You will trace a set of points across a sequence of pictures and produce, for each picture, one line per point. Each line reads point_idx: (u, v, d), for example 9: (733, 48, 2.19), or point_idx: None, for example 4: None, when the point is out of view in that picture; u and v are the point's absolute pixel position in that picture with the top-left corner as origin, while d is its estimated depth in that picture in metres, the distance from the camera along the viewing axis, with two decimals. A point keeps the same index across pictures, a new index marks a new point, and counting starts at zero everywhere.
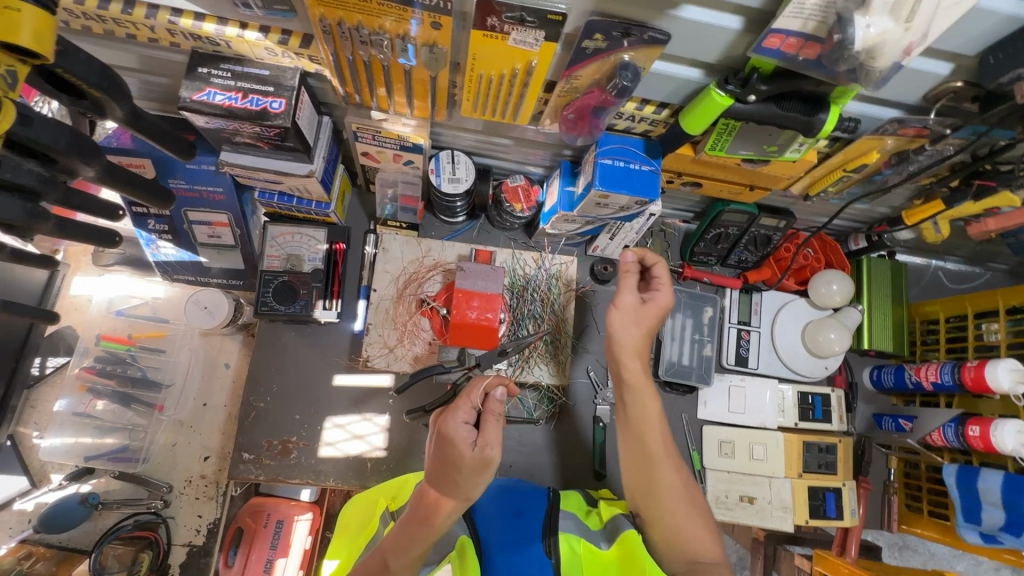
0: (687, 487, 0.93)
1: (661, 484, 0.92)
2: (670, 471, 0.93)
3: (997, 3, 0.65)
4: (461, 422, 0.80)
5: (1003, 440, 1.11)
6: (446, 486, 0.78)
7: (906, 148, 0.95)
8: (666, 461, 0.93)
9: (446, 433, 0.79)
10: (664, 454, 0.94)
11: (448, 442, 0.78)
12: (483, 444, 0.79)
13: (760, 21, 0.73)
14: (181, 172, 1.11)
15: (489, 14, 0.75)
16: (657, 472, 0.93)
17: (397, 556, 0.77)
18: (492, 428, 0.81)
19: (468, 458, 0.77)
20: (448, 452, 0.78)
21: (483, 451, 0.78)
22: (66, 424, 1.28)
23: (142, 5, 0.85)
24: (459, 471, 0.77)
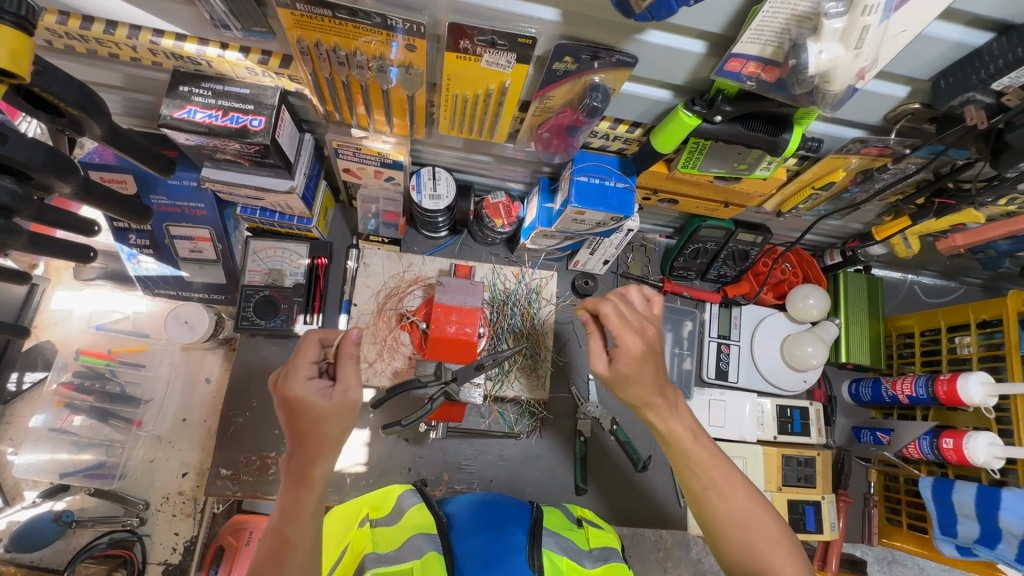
0: (756, 513, 0.82)
1: (721, 518, 0.82)
2: (733, 497, 0.83)
3: (943, 31, 0.68)
4: (307, 379, 0.73)
5: (976, 452, 1.12)
6: (314, 441, 0.73)
7: (870, 167, 0.98)
8: (727, 485, 0.83)
9: (292, 396, 0.72)
10: (722, 479, 0.84)
11: (298, 401, 0.71)
12: (343, 388, 0.73)
13: (722, 46, 0.76)
14: (163, 188, 1.12)
15: (461, 37, 0.77)
16: (712, 504, 0.83)
17: (289, 525, 0.75)
18: (345, 370, 0.74)
19: (326, 408, 0.72)
20: (305, 413, 0.72)
21: (341, 396, 0.72)
22: (42, 440, 1.27)
23: (124, 26, 0.87)
24: (323, 424, 0.72)
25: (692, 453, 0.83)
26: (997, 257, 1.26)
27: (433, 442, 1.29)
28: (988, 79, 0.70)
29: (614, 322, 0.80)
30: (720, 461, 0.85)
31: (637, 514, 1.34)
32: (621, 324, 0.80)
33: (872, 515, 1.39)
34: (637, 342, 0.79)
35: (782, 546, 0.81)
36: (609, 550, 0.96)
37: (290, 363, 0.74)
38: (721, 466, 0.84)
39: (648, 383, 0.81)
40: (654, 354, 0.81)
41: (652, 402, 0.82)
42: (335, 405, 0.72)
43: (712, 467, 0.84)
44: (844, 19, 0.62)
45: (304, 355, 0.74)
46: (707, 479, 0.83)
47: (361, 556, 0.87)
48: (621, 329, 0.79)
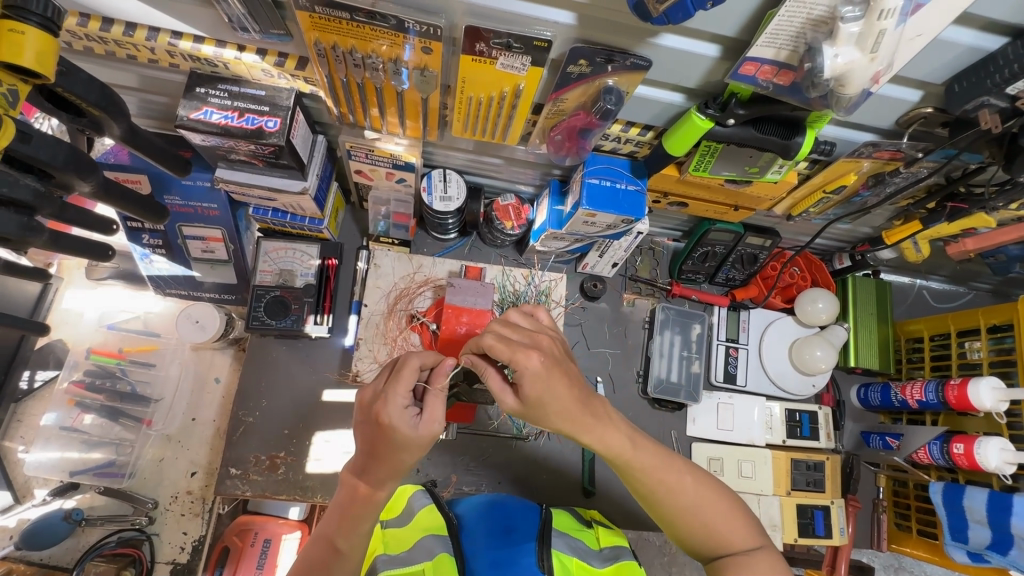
0: (705, 495, 0.81)
1: (674, 511, 0.81)
2: (679, 486, 0.81)
3: (958, 35, 0.69)
4: (401, 405, 0.71)
5: (988, 457, 1.12)
6: (390, 464, 0.73)
7: (881, 170, 0.98)
8: (671, 477, 0.81)
9: (385, 420, 0.70)
10: (665, 468, 0.81)
11: (388, 428, 0.70)
12: (429, 421, 0.71)
13: (736, 49, 0.77)
14: (177, 188, 1.13)
15: (478, 40, 0.78)
16: (662, 496, 0.81)
17: (342, 537, 0.76)
18: (436, 403, 0.72)
19: (414, 439, 0.71)
20: (391, 439, 0.71)
21: (427, 429, 0.71)
22: (53, 439, 1.28)
23: (144, 28, 0.88)
24: (404, 451, 0.72)
25: (630, 450, 0.79)
26: (1007, 262, 1.26)
27: (442, 443, 1.29)
28: (1003, 84, 0.70)
29: (502, 348, 0.72)
30: (657, 450, 0.81)
31: (645, 516, 1.34)
32: (510, 348, 0.72)
33: (882, 519, 1.39)
34: (534, 359, 0.71)
35: (736, 517, 0.82)
36: (619, 548, 0.96)
37: (388, 386, 0.72)
38: (660, 455, 0.82)
39: (561, 400, 0.74)
40: (558, 367, 0.74)
41: (582, 422, 0.76)
42: (422, 438, 0.71)
43: (651, 461, 0.80)
44: (861, 23, 0.63)
45: (400, 381, 0.72)
46: (650, 470, 0.80)
47: (373, 557, 0.87)
48: (509, 354, 0.72)
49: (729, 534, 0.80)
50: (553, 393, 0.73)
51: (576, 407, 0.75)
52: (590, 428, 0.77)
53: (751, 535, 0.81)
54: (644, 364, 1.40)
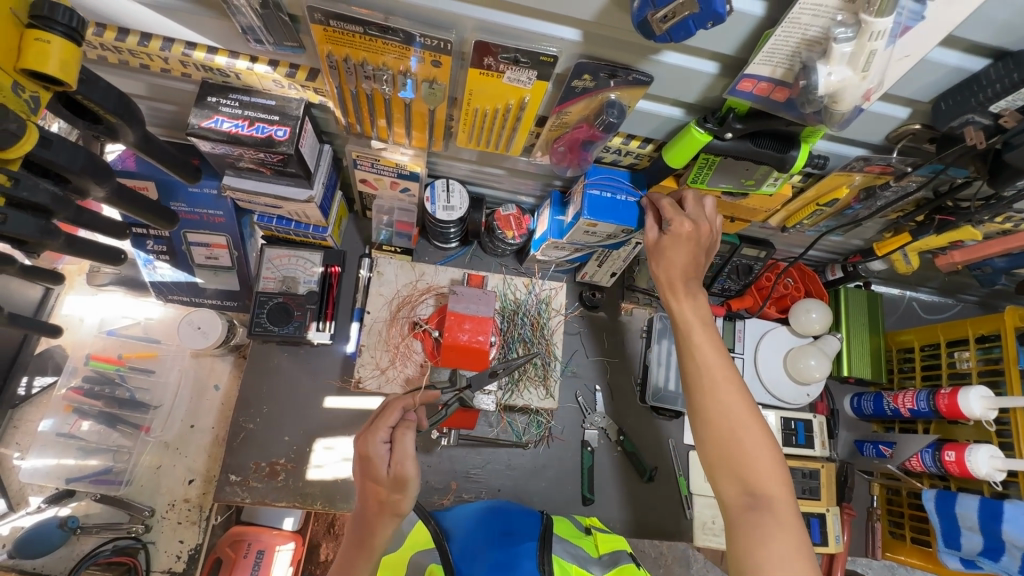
0: (747, 422, 0.83)
1: (713, 410, 0.84)
2: (726, 396, 0.85)
3: (943, 56, 0.72)
4: (380, 440, 0.84)
5: (978, 464, 1.14)
6: (376, 504, 0.84)
7: (872, 184, 1.02)
8: (720, 384, 0.86)
9: (362, 452, 0.84)
10: (721, 376, 0.86)
11: (368, 461, 0.84)
12: (396, 462, 0.83)
13: (733, 66, 0.80)
14: (183, 195, 1.14)
15: (486, 55, 0.81)
16: (711, 400, 0.85)
17: None
18: (404, 440, 0.84)
19: (385, 476, 0.83)
20: (373, 476, 0.84)
21: (397, 467, 0.82)
22: (50, 445, 1.28)
23: (158, 38, 0.91)
24: (385, 491, 0.83)
25: (697, 343, 0.89)
26: (993, 274, 1.30)
27: (443, 450, 1.30)
28: (987, 101, 0.74)
29: (670, 208, 0.97)
30: (719, 359, 0.88)
31: (647, 526, 1.34)
32: (676, 211, 0.96)
33: (876, 528, 1.41)
34: (686, 225, 0.95)
35: (768, 451, 0.81)
36: (619, 553, 0.97)
37: (369, 426, 0.86)
38: (723, 373, 0.87)
39: (679, 265, 0.94)
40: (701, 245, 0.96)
41: (674, 285, 0.95)
42: (391, 476, 0.82)
43: (712, 367, 0.87)
44: (853, 44, 0.66)
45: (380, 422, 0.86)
46: (707, 371, 0.87)
47: None
48: (674, 214, 0.96)
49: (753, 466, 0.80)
50: (678, 251, 0.95)
51: (682, 274, 0.94)
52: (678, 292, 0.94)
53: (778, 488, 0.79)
54: (642, 373, 1.42)
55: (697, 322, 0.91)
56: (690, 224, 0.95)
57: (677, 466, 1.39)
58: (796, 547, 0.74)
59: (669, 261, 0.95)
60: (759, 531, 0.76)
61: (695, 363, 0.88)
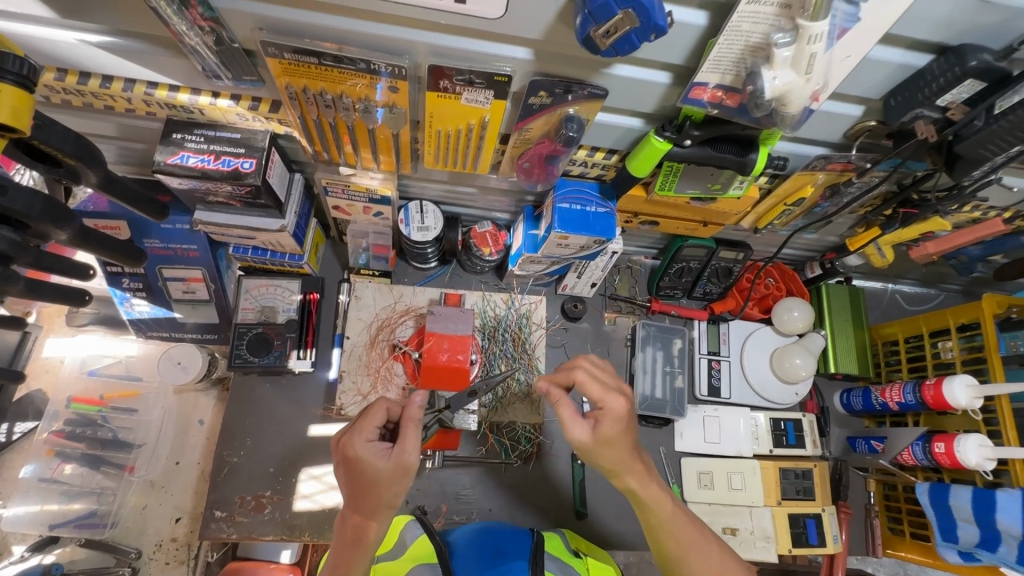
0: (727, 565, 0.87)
1: None
2: (704, 558, 0.87)
3: (887, 54, 0.74)
4: (369, 439, 0.82)
5: (967, 454, 1.14)
6: (369, 503, 0.81)
7: (836, 182, 1.03)
8: (693, 547, 0.87)
9: (352, 453, 0.81)
10: (683, 531, 0.87)
11: (358, 460, 0.81)
12: (401, 452, 0.81)
13: (685, 75, 0.82)
14: (156, 232, 1.15)
15: (441, 78, 0.82)
16: (688, 567, 0.86)
17: None
18: (407, 435, 0.81)
19: (385, 469, 0.80)
20: (366, 471, 0.81)
21: (399, 459, 0.80)
22: (32, 491, 1.27)
23: (120, 80, 0.92)
24: (380, 485, 0.80)
25: (661, 505, 0.87)
26: (969, 263, 1.32)
27: (430, 472, 1.28)
28: (933, 96, 0.75)
29: (593, 385, 0.86)
30: (686, 518, 0.89)
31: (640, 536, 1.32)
32: (601, 388, 0.85)
33: (875, 525, 1.39)
34: (620, 403, 0.84)
35: None
36: None
37: (355, 426, 0.84)
38: (684, 520, 0.89)
39: (624, 447, 0.84)
40: (632, 419, 0.86)
41: (624, 467, 0.85)
42: (392, 468, 0.80)
43: (683, 535, 0.88)
44: (792, 48, 0.67)
45: (370, 420, 0.84)
46: (677, 535, 0.87)
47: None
48: (600, 393, 0.85)
49: None
50: (617, 447, 0.84)
51: (625, 441, 0.84)
52: (637, 474, 0.86)
53: None
54: (629, 381, 1.41)
55: (643, 484, 0.86)
56: (621, 401, 0.84)
57: (669, 475, 1.37)
58: None
59: (609, 442, 0.83)
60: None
61: (659, 527, 0.87)
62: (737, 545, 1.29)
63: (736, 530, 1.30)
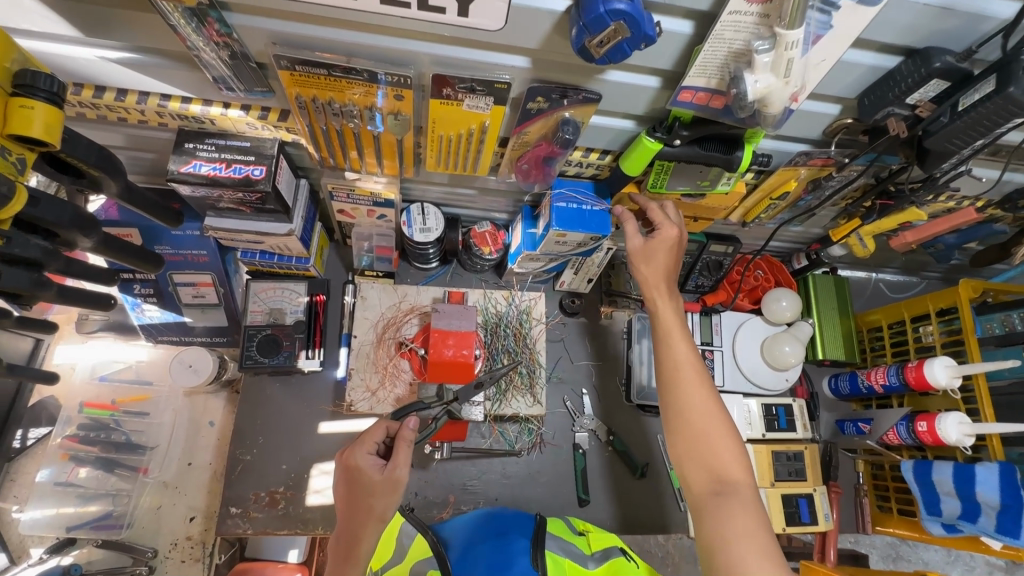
0: (709, 411, 0.91)
1: (682, 401, 0.93)
2: (689, 388, 0.94)
3: (859, 57, 0.79)
4: (368, 452, 0.93)
5: (948, 431, 1.20)
6: (361, 514, 0.89)
7: (817, 176, 1.08)
8: (690, 382, 0.94)
9: (353, 463, 0.91)
10: (689, 364, 0.96)
11: (358, 470, 0.91)
12: (393, 466, 0.90)
13: (673, 79, 0.87)
14: (167, 238, 1.18)
15: (444, 86, 0.87)
16: (676, 393, 0.94)
17: None
18: (399, 450, 0.91)
19: (380, 480, 0.89)
20: (363, 483, 0.90)
21: (392, 471, 0.89)
22: (48, 495, 1.30)
23: (134, 93, 0.96)
24: (372, 497, 0.89)
25: (674, 339, 0.98)
26: (946, 250, 1.38)
27: (438, 465, 1.33)
28: (902, 95, 0.81)
29: (658, 215, 1.07)
30: (689, 350, 0.97)
31: (642, 517, 1.37)
32: (662, 217, 1.07)
33: (864, 503, 1.45)
34: (672, 232, 1.05)
35: (729, 440, 0.90)
36: (610, 548, 0.99)
37: (357, 440, 0.94)
38: (693, 368, 0.95)
39: (660, 265, 1.04)
40: (679, 250, 1.07)
41: (652, 285, 1.04)
42: (386, 479, 0.89)
43: (683, 351, 0.97)
44: (771, 54, 0.73)
45: (368, 436, 0.95)
46: (682, 366, 0.95)
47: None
48: (660, 220, 1.06)
49: (719, 449, 0.89)
50: (661, 256, 1.05)
51: (663, 275, 1.04)
52: (659, 292, 1.03)
53: (737, 456, 0.88)
54: (627, 372, 1.46)
55: (674, 324, 1.00)
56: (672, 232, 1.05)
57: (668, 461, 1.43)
58: (755, 523, 0.83)
59: (652, 262, 1.05)
60: (727, 513, 0.84)
61: (670, 360, 0.97)
62: None
63: None
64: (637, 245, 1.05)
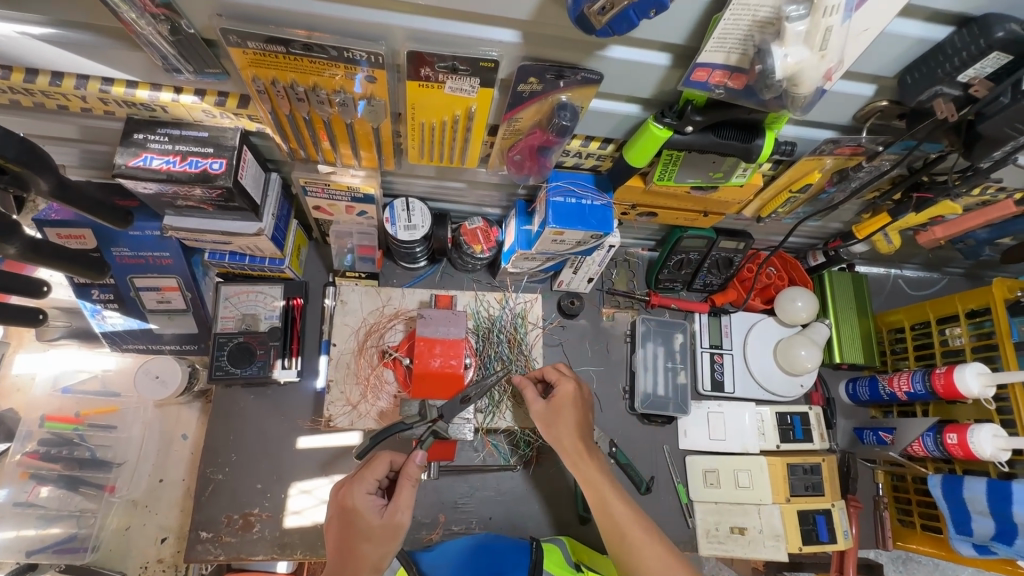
0: (671, 567, 0.84)
1: (639, 564, 0.85)
2: (643, 549, 0.86)
3: (904, 28, 0.68)
4: (367, 491, 0.85)
5: (982, 445, 1.10)
6: (354, 561, 0.81)
7: (845, 167, 0.97)
8: (638, 539, 0.87)
9: (350, 503, 0.84)
10: (626, 518, 0.89)
11: (355, 512, 0.83)
12: (393, 509, 0.83)
13: (686, 56, 0.76)
14: (124, 240, 1.07)
15: (422, 66, 0.76)
16: (630, 552, 0.86)
17: None
18: (402, 492, 0.84)
19: (379, 525, 0.82)
20: (359, 526, 0.82)
21: (393, 516, 0.83)
22: (6, 517, 1.19)
23: (72, 76, 0.84)
24: (366, 544, 0.81)
25: (611, 498, 0.92)
26: (976, 246, 1.27)
27: (427, 482, 1.23)
28: (955, 72, 0.69)
29: (554, 373, 1.08)
30: (629, 508, 0.91)
31: None
32: (558, 373, 1.08)
33: (885, 517, 1.35)
34: (571, 387, 1.05)
35: None
36: None
37: (355, 476, 0.87)
38: (636, 521, 0.89)
39: (569, 421, 1.01)
40: (584, 406, 1.05)
41: (574, 447, 0.98)
42: (386, 525, 0.82)
43: (625, 507, 0.91)
44: (806, 22, 0.62)
45: (368, 472, 0.87)
46: (623, 527, 0.89)
47: None
48: (558, 377, 1.07)
49: None
50: (567, 415, 1.02)
51: (574, 428, 1.00)
52: (581, 454, 0.98)
53: None
54: (630, 379, 1.37)
55: (603, 484, 0.94)
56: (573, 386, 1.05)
57: (674, 475, 1.34)
58: None
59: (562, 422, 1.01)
60: None
61: (606, 517, 0.91)
62: (745, 545, 1.26)
63: (744, 529, 1.27)
64: (535, 405, 1.05)
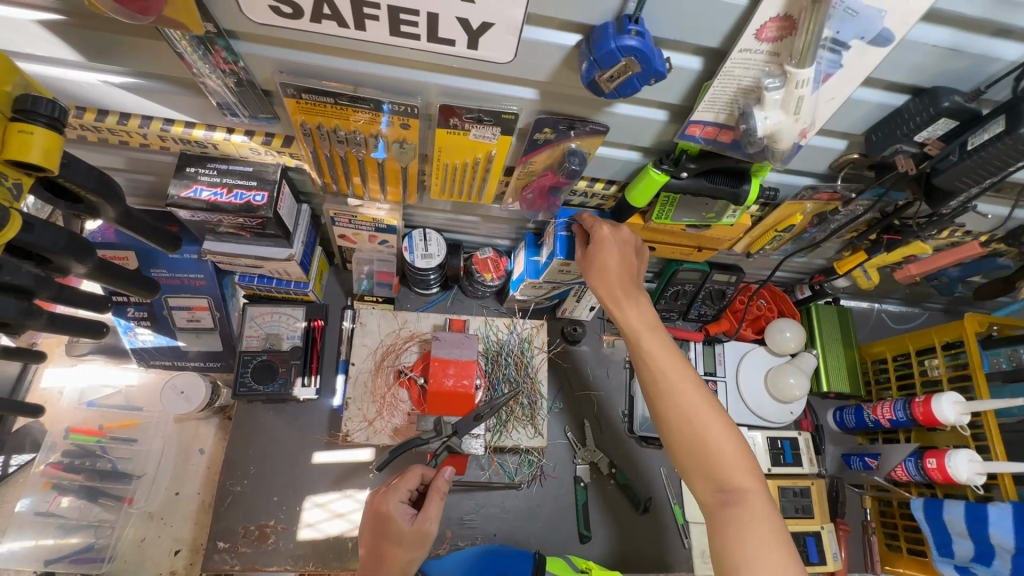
0: (708, 418, 0.87)
1: (671, 403, 0.89)
2: (682, 394, 0.89)
3: (866, 95, 0.80)
4: (399, 499, 0.96)
5: (958, 469, 1.17)
6: (386, 561, 0.92)
7: (823, 210, 1.09)
8: (677, 383, 0.90)
9: (384, 509, 0.94)
10: (676, 377, 0.91)
11: (388, 518, 0.94)
12: (423, 518, 0.94)
13: (681, 113, 0.87)
14: (163, 261, 1.16)
15: (451, 116, 0.86)
16: (669, 404, 0.89)
17: None
18: (430, 504, 0.95)
19: (409, 530, 0.92)
20: (391, 530, 0.93)
21: (421, 524, 0.93)
22: (26, 527, 1.24)
23: (137, 116, 0.95)
24: (396, 546, 0.92)
25: (653, 351, 0.93)
26: (950, 283, 1.37)
27: None
28: (911, 132, 0.81)
29: (589, 220, 1.05)
30: (682, 376, 0.91)
31: (645, 555, 1.32)
32: (596, 220, 1.04)
33: (872, 541, 1.41)
34: (604, 230, 1.02)
35: (728, 433, 0.86)
36: None
37: (392, 483, 0.98)
38: (688, 384, 0.90)
39: (614, 270, 1.00)
40: (630, 252, 1.02)
41: (616, 297, 0.98)
42: (415, 531, 0.92)
43: (672, 369, 0.91)
44: (782, 91, 0.72)
45: (402, 481, 0.98)
46: (660, 374, 0.92)
47: None
48: (592, 224, 1.04)
49: (720, 450, 0.85)
50: (609, 259, 1.00)
51: (620, 282, 0.99)
52: (623, 302, 0.98)
53: (738, 450, 0.85)
54: (628, 403, 1.44)
55: (644, 326, 0.96)
56: (618, 250, 1.01)
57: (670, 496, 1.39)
58: (771, 537, 0.78)
59: (607, 275, 1.00)
60: (734, 522, 0.80)
61: (662, 386, 0.91)
62: None
63: None
64: (583, 251, 1.05)
